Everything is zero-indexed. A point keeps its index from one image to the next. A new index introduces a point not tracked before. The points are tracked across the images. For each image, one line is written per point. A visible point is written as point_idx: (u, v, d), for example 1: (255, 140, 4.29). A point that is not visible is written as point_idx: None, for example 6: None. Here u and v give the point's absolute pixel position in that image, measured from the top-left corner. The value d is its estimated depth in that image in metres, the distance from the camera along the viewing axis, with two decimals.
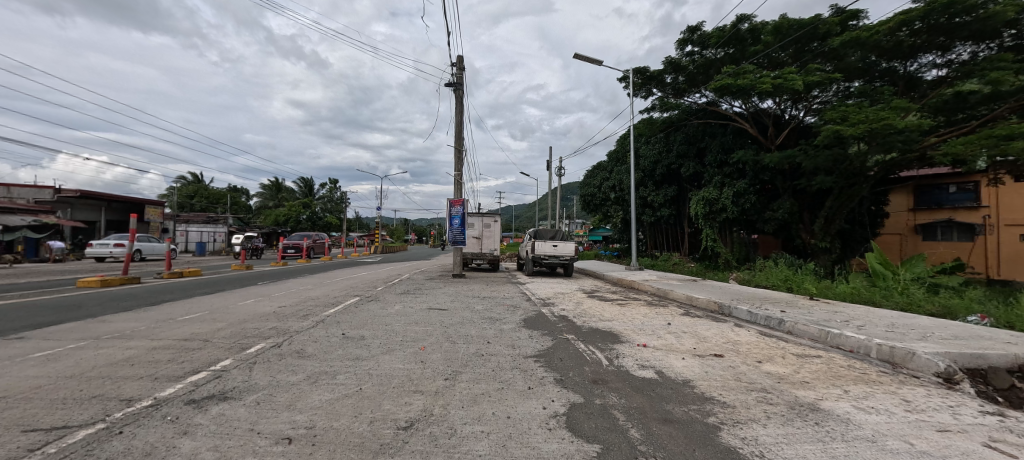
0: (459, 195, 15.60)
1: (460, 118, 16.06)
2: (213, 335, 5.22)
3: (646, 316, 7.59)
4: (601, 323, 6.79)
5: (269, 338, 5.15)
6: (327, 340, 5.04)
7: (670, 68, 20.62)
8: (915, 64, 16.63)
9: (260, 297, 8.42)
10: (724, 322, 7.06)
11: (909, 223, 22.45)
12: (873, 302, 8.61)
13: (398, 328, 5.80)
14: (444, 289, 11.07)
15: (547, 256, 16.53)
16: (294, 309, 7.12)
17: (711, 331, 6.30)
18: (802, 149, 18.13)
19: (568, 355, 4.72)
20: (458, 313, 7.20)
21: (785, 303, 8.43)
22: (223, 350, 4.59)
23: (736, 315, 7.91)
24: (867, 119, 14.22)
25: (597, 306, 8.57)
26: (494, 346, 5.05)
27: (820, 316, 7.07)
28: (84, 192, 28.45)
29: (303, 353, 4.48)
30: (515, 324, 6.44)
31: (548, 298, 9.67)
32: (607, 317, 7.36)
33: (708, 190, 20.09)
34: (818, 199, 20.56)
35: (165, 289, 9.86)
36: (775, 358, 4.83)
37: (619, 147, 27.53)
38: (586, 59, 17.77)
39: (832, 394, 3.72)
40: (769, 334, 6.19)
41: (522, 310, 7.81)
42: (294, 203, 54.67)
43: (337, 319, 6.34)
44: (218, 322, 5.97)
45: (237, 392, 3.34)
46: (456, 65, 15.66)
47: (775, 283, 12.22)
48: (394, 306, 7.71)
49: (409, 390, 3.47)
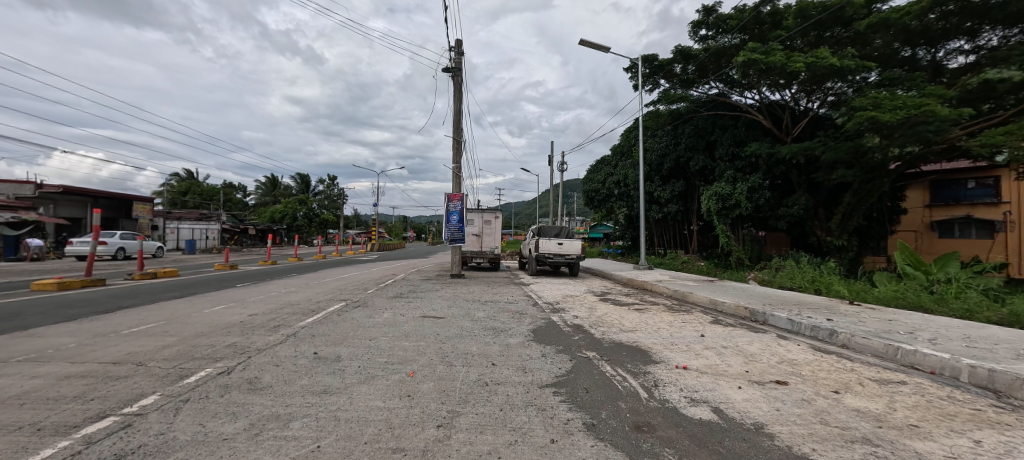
0: (458, 190, 14.55)
1: (458, 107, 14.98)
2: (155, 356, 4.23)
3: (673, 325, 6.58)
4: (623, 336, 5.79)
5: (220, 360, 4.15)
6: (293, 363, 4.05)
7: (679, 57, 19.54)
8: (930, 52, 15.72)
9: (231, 304, 7.40)
10: (764, 334, 6.08)
11: (924, 219, 21.52)
12: (926, 310, 7.59)
13: (382, 345, 4.79)
14: (441, 291, 10.05)
15: (551, 255, 15.55)
16: (265, 318, 6.14)
17: (755, 346, 5.32)
18: (820, 141, 17.19)
19: (594, 384, 3.73)
20: (455, 324, 6.19)
21: (824, 308, 7.45)
22: (154, 380, 3.58)
23: (773, 323, 6.97)
24: (903, 107, 13.21)
25: (613, 313, 7.55)
26: (501, 370, 4.05)
27: (876, 326, 6.08)
28: (67, 187, 27.45)
29: (256, 384, 3.47)
30: (523, 338, 5.43)
31: (556, 302, 8.66)
32: (628, 327, 6.34)
33: (720, 185, 19.02)
34: (834, 195, 19.58)
35: (131, 292, 8.88)
36: (853, 387, 3.85)
37: (624, 141, 26.51)
38: (591, 46, 16.63)
39: (963, 448, 2.72)
40: (825, 350, 5.21)
41: (529, 318, 6.82)
42: (290, 199, 53.41)
43: (313, 331, 5.36)
44: (167, 338, 4.97)
45: (139, 457, 2.32)
46: (454, 49, 14.57)
47: (801, 284, 11.09)
48: (383, 314, 6.71)
49: (387, 449, 2.47)
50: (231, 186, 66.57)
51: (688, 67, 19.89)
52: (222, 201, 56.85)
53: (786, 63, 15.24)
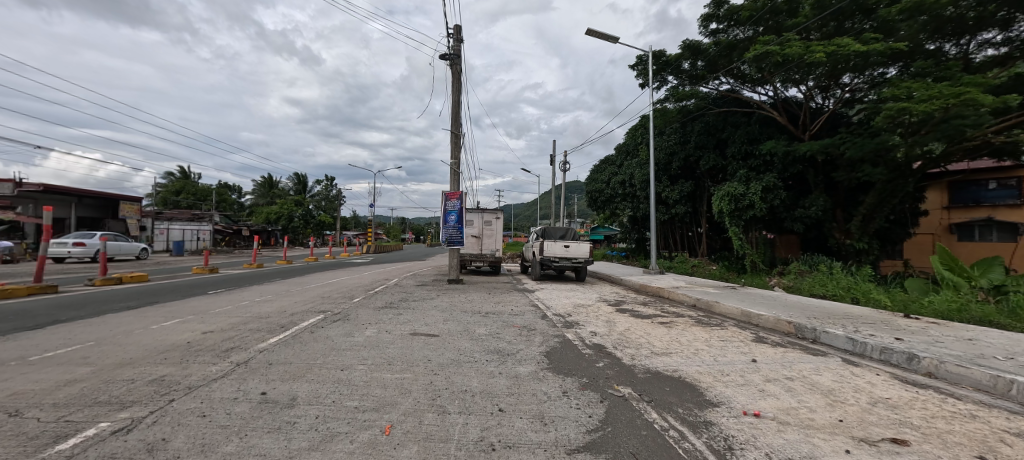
0: (457, 187, 13.46)
1: (457, 99, 13.90)
2: (41, 401, 3.11)
3: (712, 345, 5.51)
4: (657, 361, 4.72)
5: (131, 407, 3.04)
6: (228, 413, 2.95)
7: (688, 52, 18.52)
8: (957, 45, 14.66)
9: (188, 318, 6.26)
10: (826, 358, 5.01)
11: (942, 222, 20.57)
12: (998, 326, 6.51)
13: (355, 379, 3.68)
14: (437, 300, 8.96)
15: (557, 258, 14.48)
16: (220, 339, 5.02)
17: (827, 377, 4.22)
18: (842, 138, 16.17)
19: (644, 448, 2.64)
20: (450, 345, 5.07)
21: (881, 324, 6.39)
22: (12, 446, 2.46)
23: (827, 342, 5.93)
24: (935, 98, 12.07)
25: (636, 328, 6.46)
26: (513, 422, 2.95)
27: (962, 350, 5.00)
28: (48, 185, 26.23)
29: (157, 455, 2.35)
30: (535, 365, 4.35)
31: (567, 314, 7.55)
32: (659, 348, 5.25)
33: (733, 185, 17.95)
34: (853, 196, 18.59)
35: (78, 301, 7.71)
36: (1004, 452, 2.76)
37: (630, 140, 25.51)
38: (599, 36, 15.56)
39: None
40: (918, 385, 4.11)
41: (539, 335, 5.75)
42: (286, 200, 51.94)
43: (271, 358, 4.26)
44: (79, 369, 3.86)
45: None
46: (452, 36, 13.51)
47: (835, 292, 10.03)
48: (366, 331, 5.60)
49: None
50: (226, 187, 65.50)
51: (697, 63, 18.82)
52: (216, 201, 55.73)
53: (809, 49, 14.12)
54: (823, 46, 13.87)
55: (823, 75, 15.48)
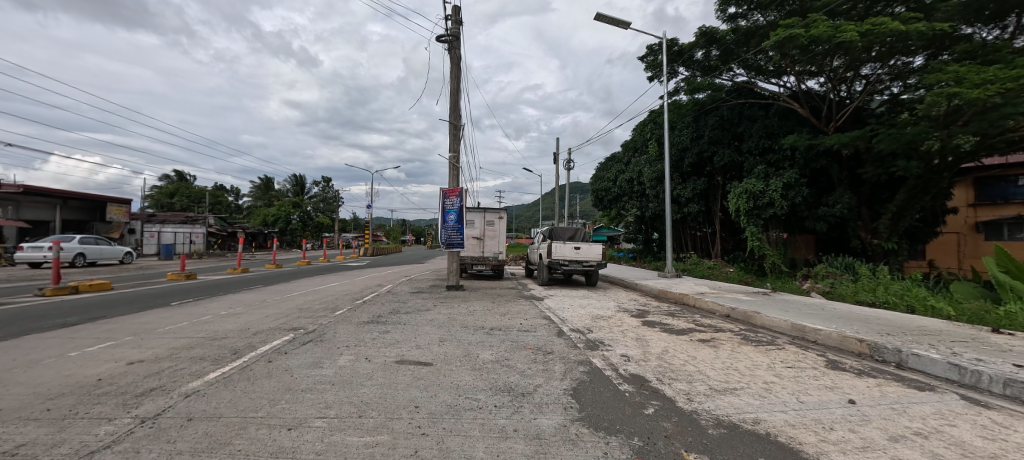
0: (456, 183, 12.27)
1: (456, 87, 12.73)
2: None
3: (781, 375, 4.29)
4: (721, 401, 3.54)
5: None
6: None
7: (703, 40, 17.30)
8: (996, 29, 13.39)
9: (122, 342, 5.03)
10: (945, 397, 3.76)
11: (968, 221, 19.36)
12: None
13: (303, 450, 2.48)
14: (434, 312, 7.76)
15: (566, 260, 13.28)
16: (144, 373, 3.82)
17: (969, 432, 3.04)
18: (872, 129, 14.95)
19: None
20: (446, 380, 3.87)
21: (977, 343, 5.20)
22: None
23: (920, 368, 4.74)
24: (990, 80, 10.82)
25: (676, 349, 5.25)
26: None
27: None
28: (28, 187, 25.10)
29: None
30: (562, 416, 3.12)
31: (587, 330, 6.36)
32: (716, 381, 4.06)
33: (751, 182, 16.73)
34: (879, 193, 17.43)
35: (8, 319, 6.47)
36: None
37: (638, 136, 24.38)
38: (608, 20, 14.36)
39: None
40: None
41: (559, 362, 4.54)
42: (283, 202, 50.62)
43: (197, 408, 3.05)
44: None
45: None
46: (450, 19, 12.35)
47: (887, 300, 8.84)
48: (340, 362, 4.36)
49: None
50: (222, 189, 64.21)
51: (711, 53, 17.60)
52: (212, 202, 54.56)
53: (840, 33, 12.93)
54: (856, 26, 12.68)
55: (849, 63, 14.32)
